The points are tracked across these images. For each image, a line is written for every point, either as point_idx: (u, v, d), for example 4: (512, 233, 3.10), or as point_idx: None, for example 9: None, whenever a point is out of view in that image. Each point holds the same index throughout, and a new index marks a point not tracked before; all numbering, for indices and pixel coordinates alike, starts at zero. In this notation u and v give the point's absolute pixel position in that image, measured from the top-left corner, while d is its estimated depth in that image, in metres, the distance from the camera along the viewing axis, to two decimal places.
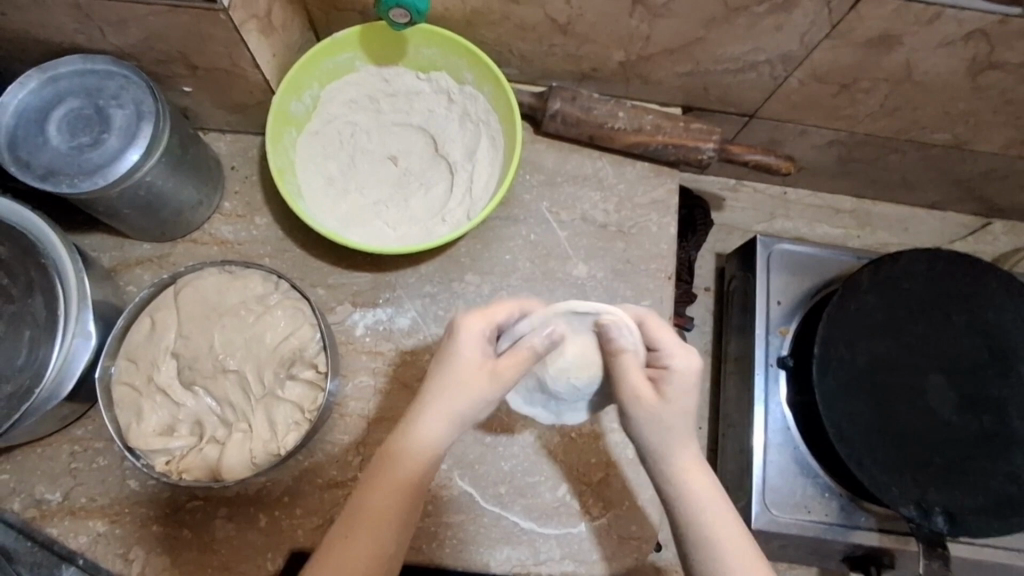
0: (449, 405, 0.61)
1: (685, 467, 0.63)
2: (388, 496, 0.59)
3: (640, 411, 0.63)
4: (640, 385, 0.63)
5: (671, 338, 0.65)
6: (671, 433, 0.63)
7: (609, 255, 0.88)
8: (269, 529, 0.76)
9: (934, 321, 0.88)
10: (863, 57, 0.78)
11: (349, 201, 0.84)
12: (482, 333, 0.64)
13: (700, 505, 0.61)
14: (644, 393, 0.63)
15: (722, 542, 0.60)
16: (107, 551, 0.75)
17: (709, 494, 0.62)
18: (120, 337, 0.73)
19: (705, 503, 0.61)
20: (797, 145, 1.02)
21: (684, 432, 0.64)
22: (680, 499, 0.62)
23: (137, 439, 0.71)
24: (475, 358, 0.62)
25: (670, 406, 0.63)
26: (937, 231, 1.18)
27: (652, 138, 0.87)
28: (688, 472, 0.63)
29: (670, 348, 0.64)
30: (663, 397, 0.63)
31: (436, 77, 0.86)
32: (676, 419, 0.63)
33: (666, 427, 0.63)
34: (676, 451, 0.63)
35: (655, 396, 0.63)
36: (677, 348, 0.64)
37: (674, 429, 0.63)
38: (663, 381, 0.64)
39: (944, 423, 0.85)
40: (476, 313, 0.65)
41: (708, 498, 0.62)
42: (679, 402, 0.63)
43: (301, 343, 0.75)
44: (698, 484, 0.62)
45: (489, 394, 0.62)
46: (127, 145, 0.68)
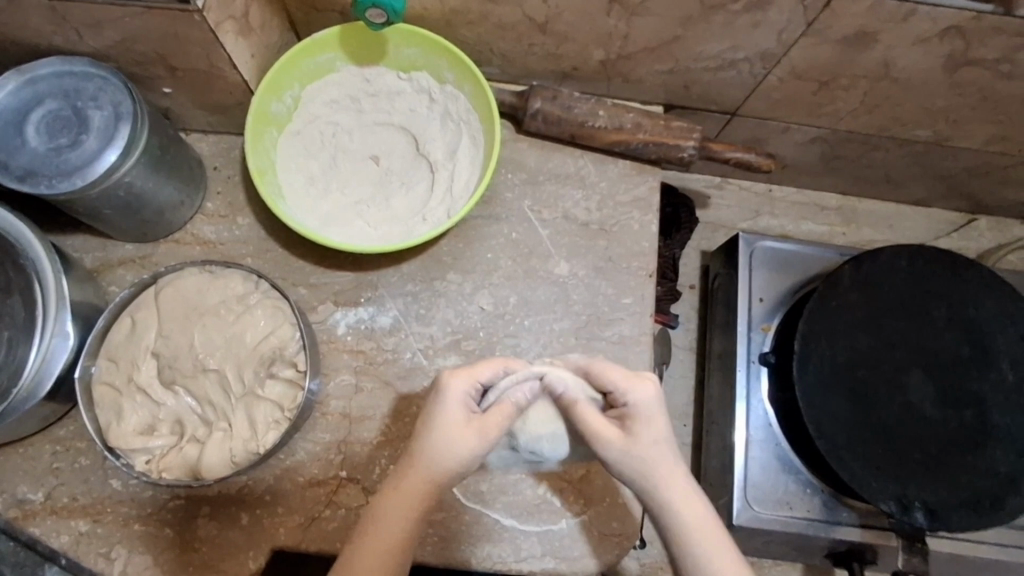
0: (446, 459, 0.63)
1: (680, 498, 0.63)
2: (374, 545, 0.61)
3: (608, 453, 0.64)
4: (601, 426, 0.64)
5: (617, 374, 0.66)
6: (657, 464, 0.63)
7: (590, 253, 0.89)
8: (250, 528, 0.77)
9: (914, 318, 0.88)
10: (841, 54, 0.79)
11: (331, 200, 0.84)
12: (466, 391, 0.65)
13: (693, 538, 0.61)
14: (609, 434, 0.63)
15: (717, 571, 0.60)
16: (89, 550, 0.75)
17: (702, 525, 0.62)
18: (100, 337, 0.73)
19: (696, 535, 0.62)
20: (779, 142, 1.02)
21: (668, 461, 0.64)
22: (673, 533, 0.62)
23: (118, 439, 0.71)
24: (461, 418, 0.64)
25: (640, 441, 0.63)
26: (923, 227, 1.18)
27: (632, 136, 0.88)
28: (682, 502, 0.63)
29: (624, 383, 0.66)
30: (631, 435, 0.64)
31: (417, 77, 0.86)
32: (643, 451, 0.63)
33: (643, 465, 0.63)
34: (663, 482, 0.63)
35: (621, 434, 0.64)
36: (626, 381, 0.66)
37: (656, 461, 0.63)
38: (629, 419, 0.65)
39: (925, 418, 0.85)
40: (461, 371, 0.66)
41: (701, 528, 0.62)
42: (649, 437, 0.64)
43: (281, 342, 0.75)
44: (691, 514, 0.62)
45: (476, 448, 0.63)
46: (105, 146, 0.68)
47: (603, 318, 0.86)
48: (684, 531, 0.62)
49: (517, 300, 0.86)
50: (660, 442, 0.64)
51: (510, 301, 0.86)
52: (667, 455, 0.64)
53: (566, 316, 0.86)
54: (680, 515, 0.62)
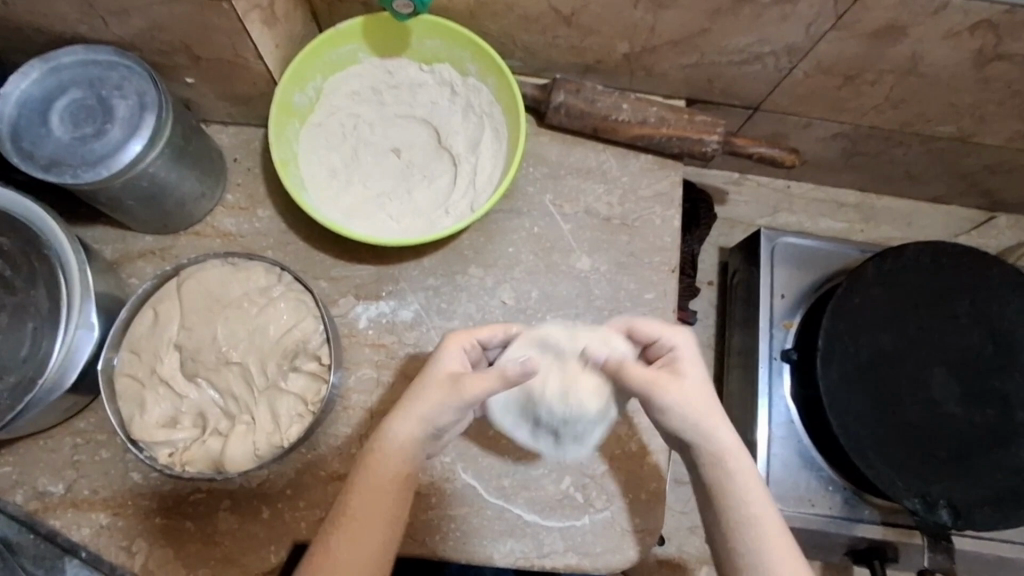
0: (425, 406, 0.69)
1: (724, 449, 0.65)
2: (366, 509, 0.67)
3: (669, 398, 0.66)
4: (656, 376, 0.67)
5: (656, 327, 0.73)
6: (700, 408, 0.66)
7: (612, 247, 0.88)
8: (272, 521, 0.76)
9: (938, 315, 0.88)
10: (869, 48, 0.78)
11: (353, 192, 0.83)
12: (460, 350, 0.73)
13: (733, 489, 0.64)
14: (665, 382, 0.67)
15: (756, 519, 0.63)
16: (110, 543, 0.75)
17: (743, 474, 0.65)
18: (123, 328, 0.73)
19: (739, 487, 0.64)
20: (800, 138, 1.01)
21: (714, 412, 0.66)
22: (716, 484, 0.65)
23: (141, 432, 0.71)
24: (448, 371, 0.71)
25: (691, 384, 0.67)
26: (940, 225, 1.18)
27: (656, 131, 0.87)
28: (727, 451, 0.65)
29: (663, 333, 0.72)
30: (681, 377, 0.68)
31: (439, 69, 0.86)
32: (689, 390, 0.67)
33: (691, 412, 0.66)
34: (704, 431, 0.66)
35: (673, 378, 0.67)
36: (666, 331, 0.72)
37: (697, 406, 0.66)
38: (675, 361, 0.69)
39: (948, 416, 0.84)
40: (457, 334, 0.75)
41: (741, 476, 0.65)
42: (697, 379, 0.68)
43: (304, 335, 0.74)
44: (734, 464, 0.65)
45: (451, 400, 0.69)
46: (130, 134, 0.68)
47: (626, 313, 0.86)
48: (728, 479, 0.64)
49: (538, 295, 0.86)
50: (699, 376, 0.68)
51: (532, 295, 0.86)
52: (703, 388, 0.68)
53: (589, 311, 0.86)
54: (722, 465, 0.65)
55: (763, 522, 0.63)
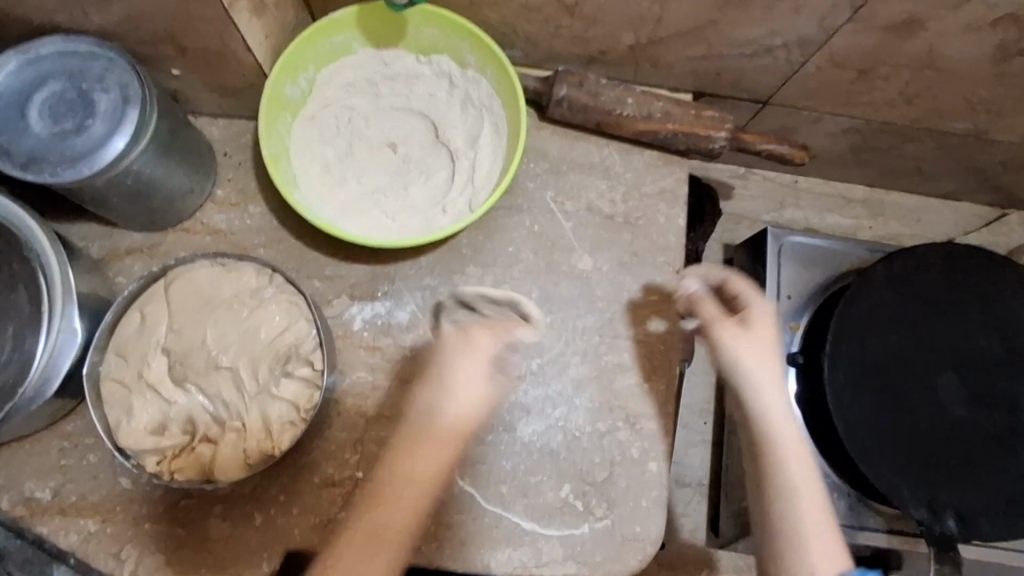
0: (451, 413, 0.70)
1: (775, 420, 0.66)
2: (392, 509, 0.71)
3: (731, 358, 0.67)
4: (726, 333, 0.68)
5: (746, 286, 0.71)
6: (766, 379, 0.66)
7: (615, 247, 0.85)
8: (264, 528, 0.74)
9: (947, 317, 0.86)
10: (885, 42, 0.75)
11: (347, 189, 0.80)
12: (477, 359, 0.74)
13: (780, 462, 0.65)
14: (729, 339, 0.67)
15: (797, 494, 0.65)
16: (99, 550, 0.73)
17: (792, 448, 0.65)
18: (109, 331, 0.70)
19: (788, 461, 0.65)
20: (809, 133, 0.98)
21: (775, 379, 0.66)
22: (764, 461, 0.66)
23: (128, 438, 0.69)
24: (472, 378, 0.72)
25: (755, 350, 0.67)
26: (950, 222, 1.15)
27: (660, 125, 0.84)
28: (778, 425, 0.66)
29: (749, 294, 0.70)
30: (752, 339, 0.67)
31: (437, 60, 0.82)
32: (762, 355, 0.67)
33: (749, 373, 0.66)
34: (762, 402, 0.66)
35: (741, 334, 0.67)
36: (757, 294, 0.70)
37: (758, 371, 0.66)
38: (749, 320, 0.68)
39: (957, 422, 0.82)
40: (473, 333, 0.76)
41: (789, 451, 0.65)
42: (767, 343, 0.67)
43: (297, 338, 0.72)
44: (784, 436, 0.66)
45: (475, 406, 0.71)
46: (113, 130, 0.65)
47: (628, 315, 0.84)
48: (776, 452, 0.65)
49: (538, 296, 0.83)
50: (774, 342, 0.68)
51: (532, 296, 0.83)
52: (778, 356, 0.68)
53: (590, 312, 0.84)
54: (772, 440, 0.66)
55: (802, 496, 0.65)
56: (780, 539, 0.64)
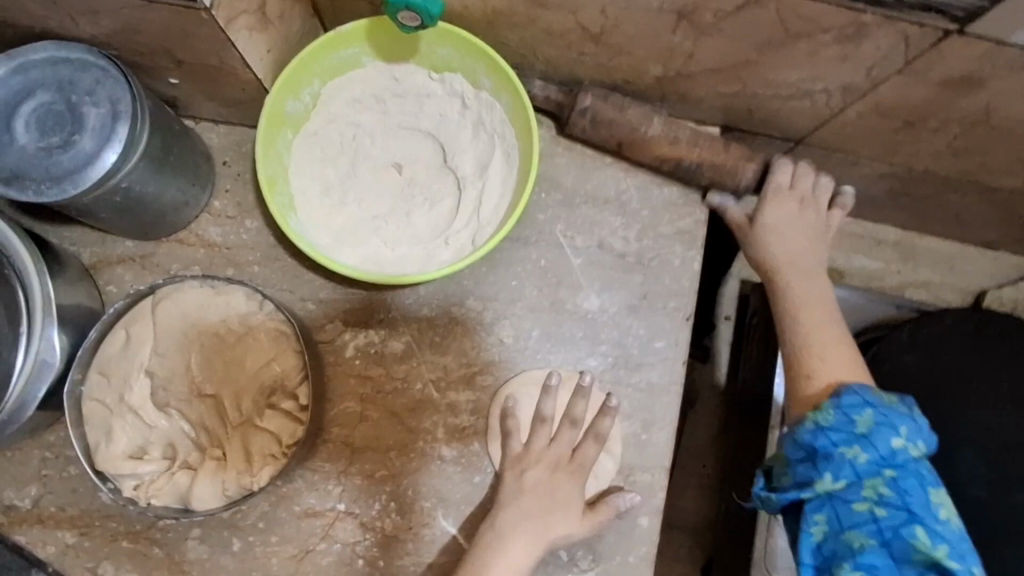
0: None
1: (804, 294, 0.75)
2: None
3: (776, 236, 0.76)
4: (779, 213, 0.77)
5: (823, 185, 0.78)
6: (805, 256, 0.76)
7: (624, 288, 0.81)
8: (241, 555, 0.73)
9: (973, 390, 0.80)
10: (937, 97, 0.69)
11: (346, 212, 0.77)
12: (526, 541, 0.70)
13: (806, 316, 0.74)
14: (780, 218, 0.77)
15: (824, 356, 0.71)
16: (75, 564, 0.73)
17: (818, 312, 0.74)
18: (92, 349, 0.68)
19: (817, 319, 0.74)
20: (843, 175, 0.92)
21: (816, 266, 0.77)
22: (795, 322, 0.74)
23: (106, 462, 0.67)
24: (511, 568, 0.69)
25: (802, 241, 0.77)
26: (987, 272, 1.08)
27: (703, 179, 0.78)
28: (807, 296, 0.75)
29: (814, 181, 0.78)
30: (803, 224, 0.77)
31: (450, 79, 0.78)
32: (789, 242, 0.77)
33: (789, 249, 0.77)
34: (803, 280, 0.76)
35: (792, 214, 0.77)
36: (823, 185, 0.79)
37: (801, 251, 0.76)
38: (807, 206, 0.77)
39: (972, 504, 0.77)
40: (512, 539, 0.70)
41: (817, 318, 0.74)
42: (817, 236, 0.77)
43: (284, 370, 0.70)
44: (811, 304, 0.75)
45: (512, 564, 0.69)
46: (100, 148, 0.62)
47: (632, 362, 0.80)
48: (803, 313, 0.74)
49: (539, 335, 0.80)
50: (805, 230, 0.77)
51: (533, 335, 0.80)
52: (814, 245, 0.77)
53: (591, 356, 0.80)
54: (805, 309, 0.74)
55: (830, 356, 0.71)
56: (805, 381, 0.70)
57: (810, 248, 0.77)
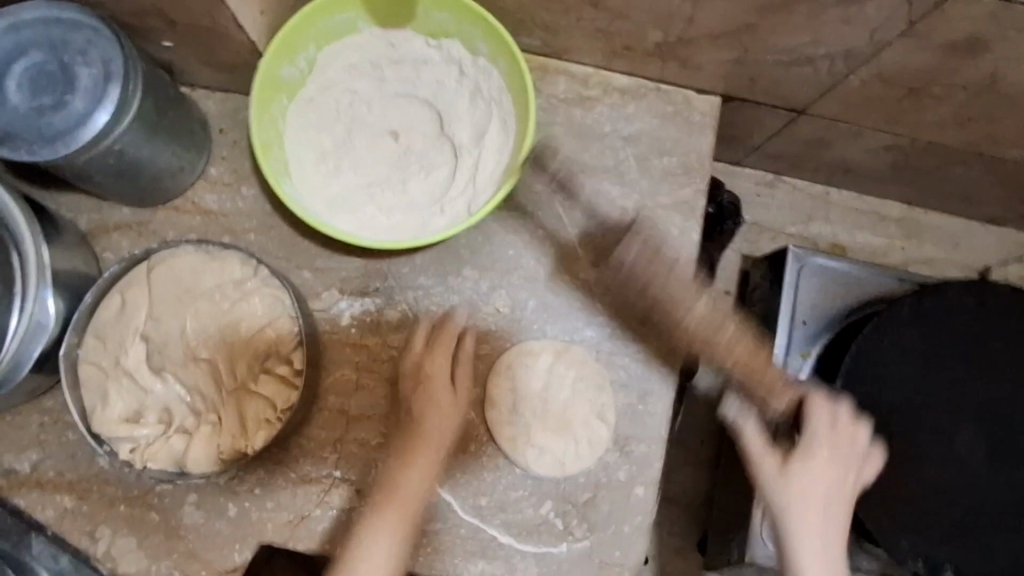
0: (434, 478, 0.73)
1: (799, 531, 0.66)
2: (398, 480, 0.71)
3: (765, 474, 0.67)
4: (759, 448, 0.68)
5: (822, 424, 0.68)
6: (803, 510, 0.66)
7: (622, 259, 0.81)
8: (236, 521, 0.74)
9: (972, 363, 0.79)
10: (941, 62, 0.67)
11: (342, 179, 0.76)
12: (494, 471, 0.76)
13: (794, 548, 0.65)
14: (767, 460, 0.68)
15: None
16: (73, 527, 0.73)
17: (805, 529, 0.66)
18: (88, 313, 0.69)
19: (806, 555, 0.65)
20: (846, 147, 0.91)
21: (818, 500, 0.66)
22: None
23: (102, 425, 0.68)
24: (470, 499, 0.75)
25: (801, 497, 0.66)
26: (992, 248, 1.06)
27: (715, 343, 0.73)
28: (794, 521, 0.66)
29: (818, 422, 0.68)
30: (790, 471, 0.67)
31: (447, 45, 0.77)
32: (820, 506, 0.66)
33: (793, 497, 0.66)
34: (795, 506, 0.66)
35: (779, 471, 0.67)
36: (833, 430, 0.68)
37: (807, 515, 0.66)
38: (809, 454, 0.67)
39: (970, 477, 0.77)
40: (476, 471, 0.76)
41: (807, 559, 0.65)
42: (824, 483, 0.67)
43: (278, 335, 0.70)
44: (800, 535, 0.66)
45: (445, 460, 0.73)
46: (93, 108, 0.62)
47: (629, 332, 0.79)
48: (792, 543, 0.66)
49: (536, 305, 0.79)
50: (836, 495, 0.67)
51: (529, 305, 0.79)
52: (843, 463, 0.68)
53: (588, 327, 0.79)
54: (798, 557, 0.65)
55: None
56: None
57: (840, 482, 0.67)
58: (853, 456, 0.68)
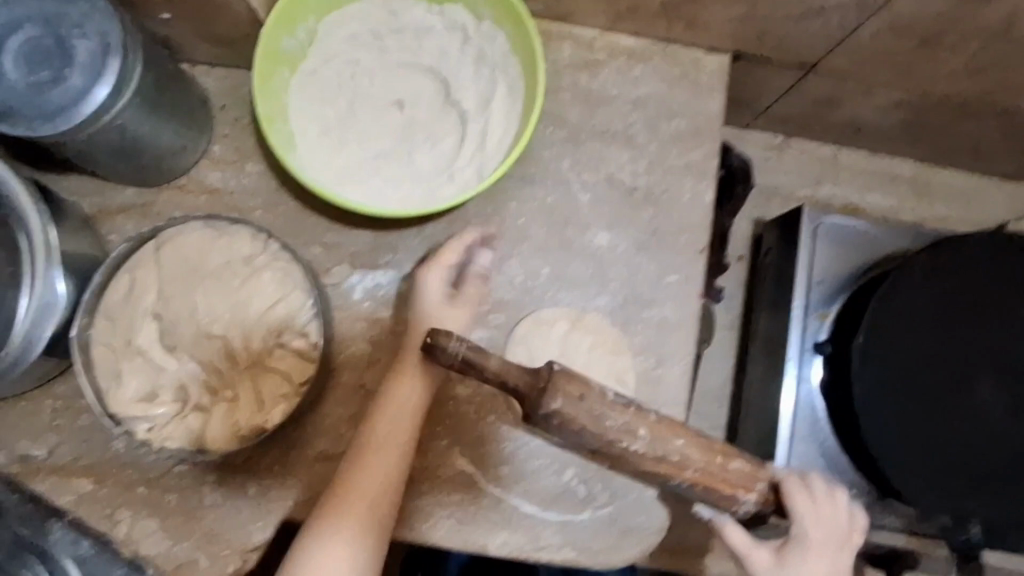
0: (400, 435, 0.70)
1: None
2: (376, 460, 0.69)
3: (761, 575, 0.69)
4: (755, 554, 0.70)
5: (806, 504, 0.69)
6: None
7: (634, 224, 0.80)
8: (257, 499, 0.73)
9: (991, 315, 0.79)
10: (956, 8, 0.66)
11: (348, 152, 0.75)
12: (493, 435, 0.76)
13: None
14: (756, 557, 0.70)
15: None
16: (92, 511, 0.73)
17: None
18: (97, 293, 0.68)
19: None
20: (856, 105, 0.89)
21: None
22: None
23: (117, 406, 0.67)
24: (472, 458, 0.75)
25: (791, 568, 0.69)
26: (1003, 204, 1.06)
27: (679, 470, 0.64)
28: None
29: (806, 524, 0.68)
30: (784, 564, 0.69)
31: (451, 12, 0.76)
32: None
33: None
34: None
35: (772, 559, 0.69)
36: (817, 520, 0.69)
37: None
38: (793, 552, 0.69)
39: (993, 429, 0.77)
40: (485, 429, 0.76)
41: None
42: (818, 554, 0.69)
43: (291, 311, 0.69)
44: None
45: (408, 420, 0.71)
46: (91, 80, 0.60)
47: (643, 298, 0.78)
48: None
49: (549, 274, 0.79)
50: None
51: (542, 274, 0.79)
52: (835, 546, 0.70)
53: (602, 294, 0.79)
54: None
55: None
56: None
57: (830, 555, 0.69)
58: (839, 536, 0.70)
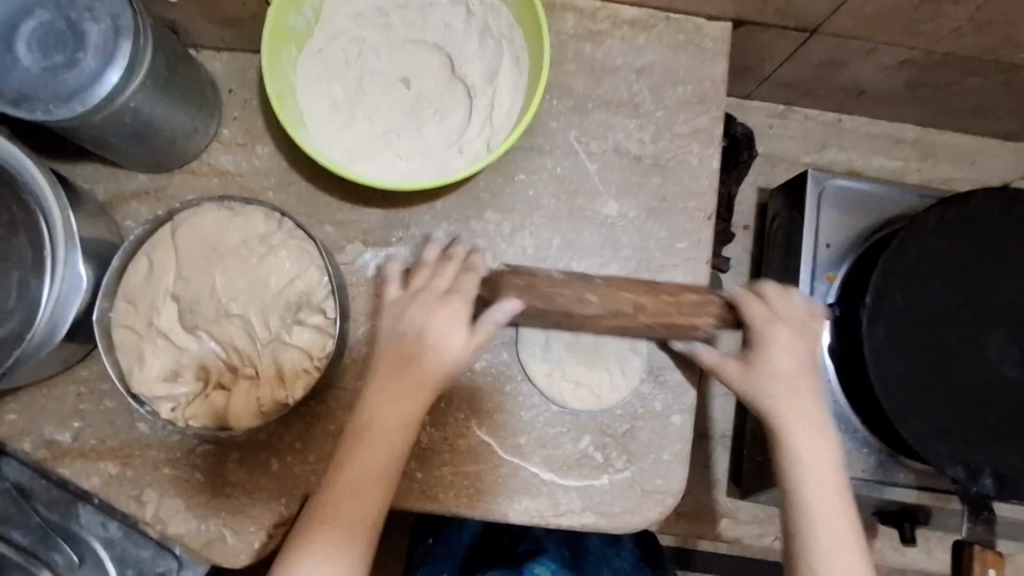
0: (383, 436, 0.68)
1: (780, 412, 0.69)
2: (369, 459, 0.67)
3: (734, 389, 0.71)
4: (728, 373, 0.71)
5: (761, 311, 0.70)
6: (794, 416, 0.68)
7: (643, 191, 0.80)
8: (281, 475, 0.74)
9: (999, 270, 0.79)
10: None
11: (358, 128, 0.76)
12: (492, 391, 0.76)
13: (806, 489, 0.66)
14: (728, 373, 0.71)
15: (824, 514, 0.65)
16: (120, 492, 0.74)
17: (818, 478, 0.67)
18: (116, 277, 0.69)
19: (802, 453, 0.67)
20: (859, 66, 0.89)
21: (812, 425, 0.69)
22: (793, 478, 0.67)
23: (142, 386, 0.68)
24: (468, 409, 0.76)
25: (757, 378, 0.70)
26: (1007, 163, 1.06)
27: (633, 320, 0.72)
28: (807, 464, 0.67)
29: (765, 320, 0.70)
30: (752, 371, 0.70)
31: None
32: (829, 475, 0.67)
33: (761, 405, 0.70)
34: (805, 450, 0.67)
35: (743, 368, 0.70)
36: (781, 312, 0.71)
37: (777, 402, 0.69)
38: (754, 357, 0.70)
39: (1003, 381, 0.77)
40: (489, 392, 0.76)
41: (815, 481, 0.66)
42: (784, 355, 0.69)
43: (308, 287, 0.70)
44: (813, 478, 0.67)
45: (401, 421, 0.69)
46: (105, 62, 0.61)
47: (654, 264, 0.79)
48: (781, 423, 0.68)
49: (560, 244, 0.79)
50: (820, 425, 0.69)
51: (554, 244, 0.79)
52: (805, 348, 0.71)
53: (614, 261, 0.79)
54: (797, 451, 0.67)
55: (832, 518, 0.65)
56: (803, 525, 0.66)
57: (801, 353, 0.70)
58: (804, 325, 0.71)
